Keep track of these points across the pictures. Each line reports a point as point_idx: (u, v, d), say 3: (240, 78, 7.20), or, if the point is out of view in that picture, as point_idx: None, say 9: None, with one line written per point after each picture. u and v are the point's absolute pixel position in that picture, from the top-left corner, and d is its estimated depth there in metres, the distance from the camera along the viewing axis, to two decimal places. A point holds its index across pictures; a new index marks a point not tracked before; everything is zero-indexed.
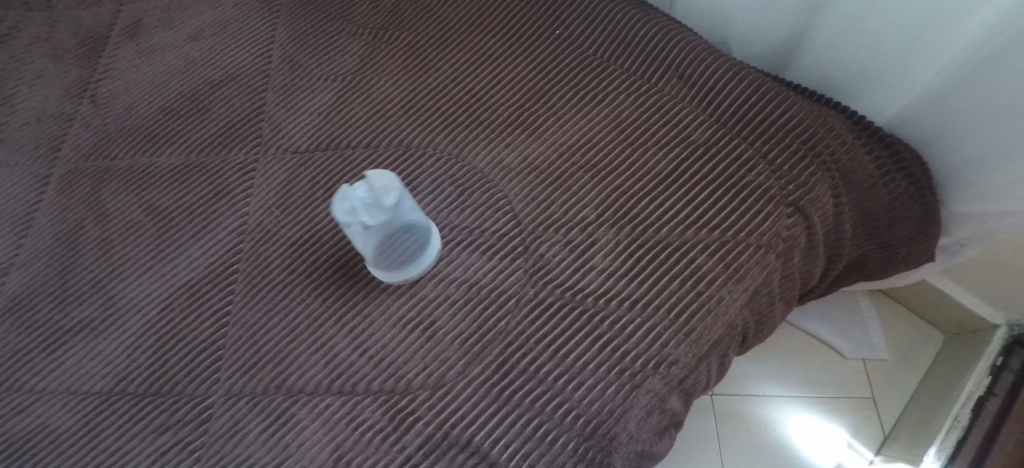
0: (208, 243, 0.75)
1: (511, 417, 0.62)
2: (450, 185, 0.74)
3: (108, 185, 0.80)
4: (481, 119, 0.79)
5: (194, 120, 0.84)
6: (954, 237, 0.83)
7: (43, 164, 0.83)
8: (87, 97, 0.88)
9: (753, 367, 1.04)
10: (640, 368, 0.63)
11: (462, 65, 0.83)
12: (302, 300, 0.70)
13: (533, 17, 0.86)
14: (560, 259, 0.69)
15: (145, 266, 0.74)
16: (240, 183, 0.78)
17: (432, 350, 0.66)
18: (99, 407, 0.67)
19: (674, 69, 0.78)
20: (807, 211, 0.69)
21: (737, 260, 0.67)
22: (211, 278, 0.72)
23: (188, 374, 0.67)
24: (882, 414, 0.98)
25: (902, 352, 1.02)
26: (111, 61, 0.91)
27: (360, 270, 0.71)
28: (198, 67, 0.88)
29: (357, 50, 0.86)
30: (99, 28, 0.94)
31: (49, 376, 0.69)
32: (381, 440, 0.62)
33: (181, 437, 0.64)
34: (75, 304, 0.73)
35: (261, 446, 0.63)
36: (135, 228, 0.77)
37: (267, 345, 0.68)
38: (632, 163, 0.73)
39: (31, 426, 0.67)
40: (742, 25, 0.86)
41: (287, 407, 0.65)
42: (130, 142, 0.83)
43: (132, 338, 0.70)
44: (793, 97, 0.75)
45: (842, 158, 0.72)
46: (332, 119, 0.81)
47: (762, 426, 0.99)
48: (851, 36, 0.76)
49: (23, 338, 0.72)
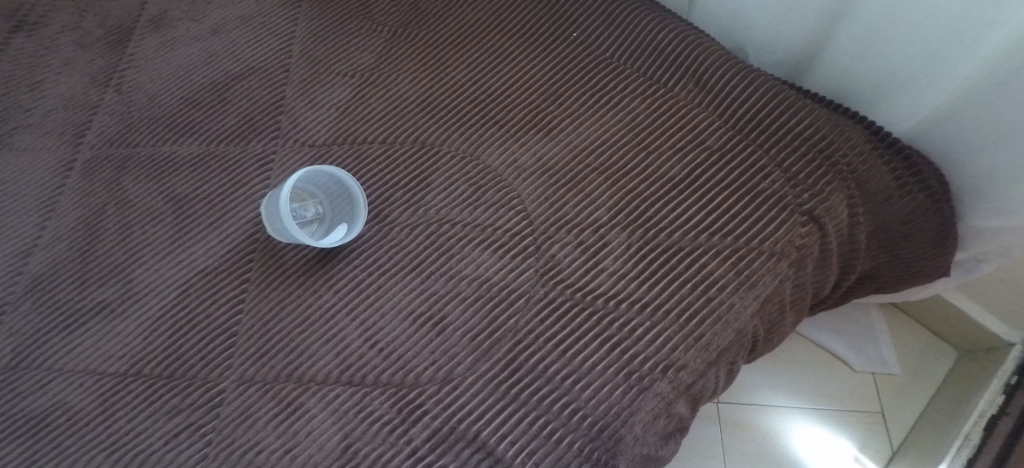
0: (225, 231, 0.76)
1: (517, 415, 0.63)
2: (465, 183, 0.75)
3: (131, 172, 0.82)
4: (496, 119, 0.79)
5: (215, 111, 0.85)
6: (971, 252, 0.82)
7: (68, 150, 0.85)
8: (112, 85, 0.90)
9: (762, 376, 1.03)
10: (647, 371, 0.64)
11: (479, 64, 0.84)
12: (315, 291, 0.71)
13: (551, 19, 0.86)
14: (570, 260, 0.69)
15: (162, 252, 0.76)
16: (258, 174, 0.79)
17: (441, 345, 0.66)
18: (114, 388, 0.68)
19: (690, 74, 0.78)
20: (821, 221, 0.69)
21: (749, 268, 0.67)
22: (228, 266, 0.74)
23: (202, 359, 0.69)
24: (890, 429, 0.98)
25: (914, 366, 1.01)
26: (136, 51, 0.93)
27: (373, 264, 0.72)
28: (220, 60, 0.90)
29: (376, 47, 0.87)
30: (126, 18, 0.97)
31: (67, 356, 0.71)
32: (388, 431, 0.63)
33: (193, 420, 0.66)
34: (94, 287, 0.75)
35: (271, 433, 0.64)
36: (155, 215, 0.79)
37: (279, 334, 0.69)
38: (646, 167, 0.73)
39: (49, 404, 0.69)
40: (761, 32, 0.86)
41: (297, 396, 0.66)
42: (153, 130, 0.85)
43: (148, 322, 0.72)
44: (811, 106, 0.74)
45: (858, 169, 0.72)
46: (350, 114, 0.82)
47: (769, 436, 0.98)
48: (873, 46, 0.75)
49: (44, 318, 0.74)
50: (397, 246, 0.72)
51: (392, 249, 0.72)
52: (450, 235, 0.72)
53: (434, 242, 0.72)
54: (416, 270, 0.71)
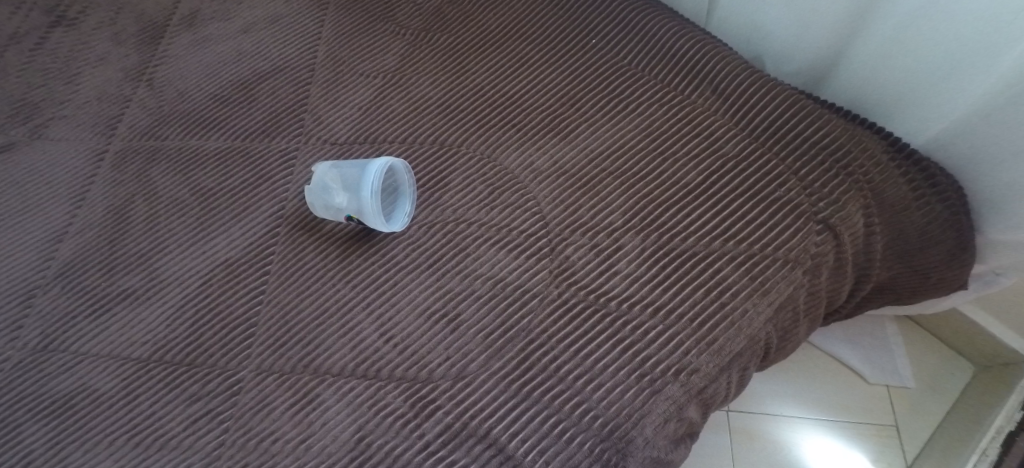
0: (248, 225, 0.78)
1: (529, 413, 0.64)
2: (482, 183, 0.76)
3: (159, 164, 0.85)
4: (514, 122, 0.81)
5: (242, 108, 0.88)
6: (989, 265, 0.82)
7: (100, 141, 0.88)
8: (144, 81, 0.93)
9: (774, 386, 1.03)
10: (660, 374, 0.64)
11: (499, 68, 0.86)
12: (333, 286, 0.72)
13: (570, 27, 0.87)
14: (584, 262, 0.70)
15: (187, 243, 0.78)
16: (281, 170, 0.81)
17: (456, 341, 0.67)
18: (137, 373, 0.70)
19: (707, 82, 0.79)
20: (837, 229, 0.69)
21: (763, 275, 0.68)
22: (249, 259, 0.76)
23: (222, 348, 0.70)
24: (905, 443, 0.97)
25: (930, 381, 1.01)
26: (167, 48, 0.96)
27: (390, 260, 0.73)
28: (248, 58, 0.93)
29: (398, 50, 0.89)
30: (159, 17, 1.00)
31: (93, 340, 0.73)
32: (401, 425, 0.64)
33: (212, 407, 0.67)
34: (121, 275, 0.77)
35: (287, 423, 0.66)
36: (181, 207, 0.81)
37: (297, 326, 0.71)
38: (661, 172, 0.74)
39: (74, 386, 0.71)
40: (780, 42, 0.87)
41: (313, 388, 0.67)
42: (181, 125, 0.88)
43: (171, 310, 0.74)
44: (829, 116, 0.75)
45: (875, 179, 0.72)
46: (371, 113, 0.84)
47: (780, 445, 0.98)
48: (891, 57, 0.75)
49: (72, 303, 0.76)
50: (414, 243, 0.74)
51: (410, 246, 0.74)
52: (467, 234, 0.73)
53: (450, 240, 0.73)
54: (433, 267, 0.72)
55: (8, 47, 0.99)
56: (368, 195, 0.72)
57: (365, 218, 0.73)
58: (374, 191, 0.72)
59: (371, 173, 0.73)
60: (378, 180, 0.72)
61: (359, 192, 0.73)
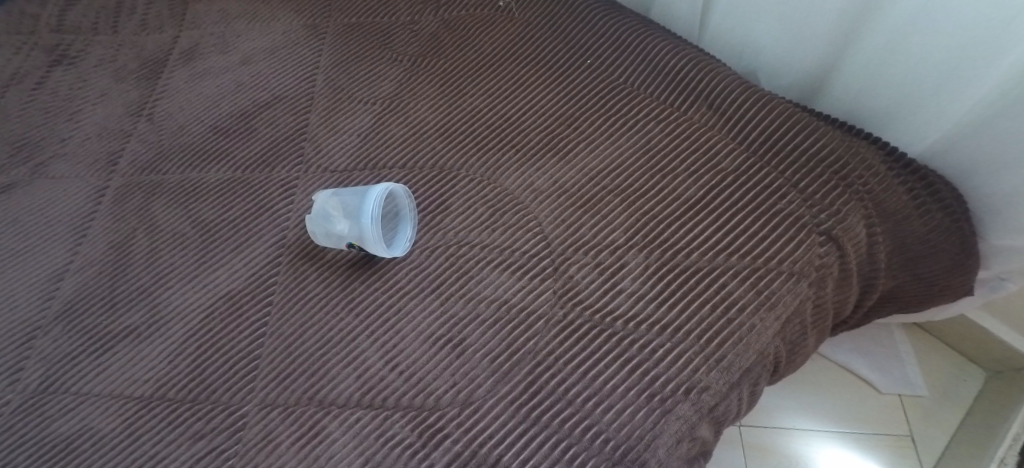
0: (249, 257, 0.78)
1: (539, 438, 0.62)
2: (483, 206, 0.76)
3: (160, 199, 0.84)
4: (513, 143, 0.81)
5: (241, 140, 0.88)
6: (995, 271, 0.81)
7: (101, 177, 0.88)
8: (144, 115, 0.93)
9: (786, 400, 1.01)
10: (670, 393, 0.63)
11: (496, 91, 0.86)
12: (337, 315, 0.72)
13: (564, 48, 0.88)
14: (589, 281, 0.70)
15: (189, 276, 0.77)
16: (282, 200, 0.81)
17: (461, 367, 0.67)
18: (140, 412, 0.69)
19: (702, 98, 0.79)
20: (840, 241, 0.69)
21: (768, 288, 0.67)
22: (251, 291, 0.75)
23: (224, 382, 0.69)
24: (922, 453, 0.95)
25: (942, 390, 1.00)
26: (167, 83, 0.97)
27: (393, 286, 0.72)
28: (246, 90, 0.93)
29: (395, 76, 0.90)
30: (158, 52, 1.01)
31: (95, 379, 0.72)
32: (410, 456, 0.63)
33: (215, 444, 0.66)
34: (122, 311, 0.76)
35: (293, 458, 0.64)
36: (182, 240, 0.80)
37: (301, 358, 0.70)
38: (662, 189, 0.74)
39: (75, 428, 0.69)
40: (773, 56, 0.88)
41: (319, 420, 0.66)
42: (181, 158, 0.88)
43: (174, 345, 0.73)
44: (825, 127, 0.75)
45: (875, 189, 0.72)
46: (371, 140, 0.84)
47: (795, 460, 0.96)
48: (885, 66, 0.76)
49: (73, 342, 0.75)
50: (416, 269, 0.73)
51: (412, 272, 0.73)
52: (468, 257, 0.73)
53: (451, 264, 0.73)
54: (436, 292, 0.71)
55: (10, 87, 1.00)
56: (369, 220, 0.72)
57: (368, 246, 0.72)
58: (375, 218, 0.72)
59: (376, 201, 0.73)
60: (378, 206, 0.73)
61: (360, 219, 0.73)
